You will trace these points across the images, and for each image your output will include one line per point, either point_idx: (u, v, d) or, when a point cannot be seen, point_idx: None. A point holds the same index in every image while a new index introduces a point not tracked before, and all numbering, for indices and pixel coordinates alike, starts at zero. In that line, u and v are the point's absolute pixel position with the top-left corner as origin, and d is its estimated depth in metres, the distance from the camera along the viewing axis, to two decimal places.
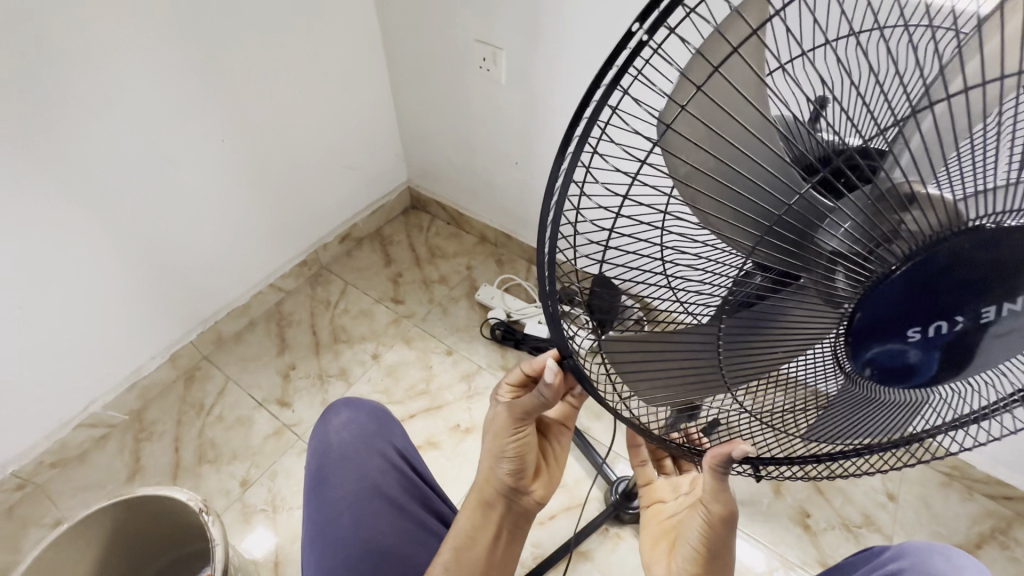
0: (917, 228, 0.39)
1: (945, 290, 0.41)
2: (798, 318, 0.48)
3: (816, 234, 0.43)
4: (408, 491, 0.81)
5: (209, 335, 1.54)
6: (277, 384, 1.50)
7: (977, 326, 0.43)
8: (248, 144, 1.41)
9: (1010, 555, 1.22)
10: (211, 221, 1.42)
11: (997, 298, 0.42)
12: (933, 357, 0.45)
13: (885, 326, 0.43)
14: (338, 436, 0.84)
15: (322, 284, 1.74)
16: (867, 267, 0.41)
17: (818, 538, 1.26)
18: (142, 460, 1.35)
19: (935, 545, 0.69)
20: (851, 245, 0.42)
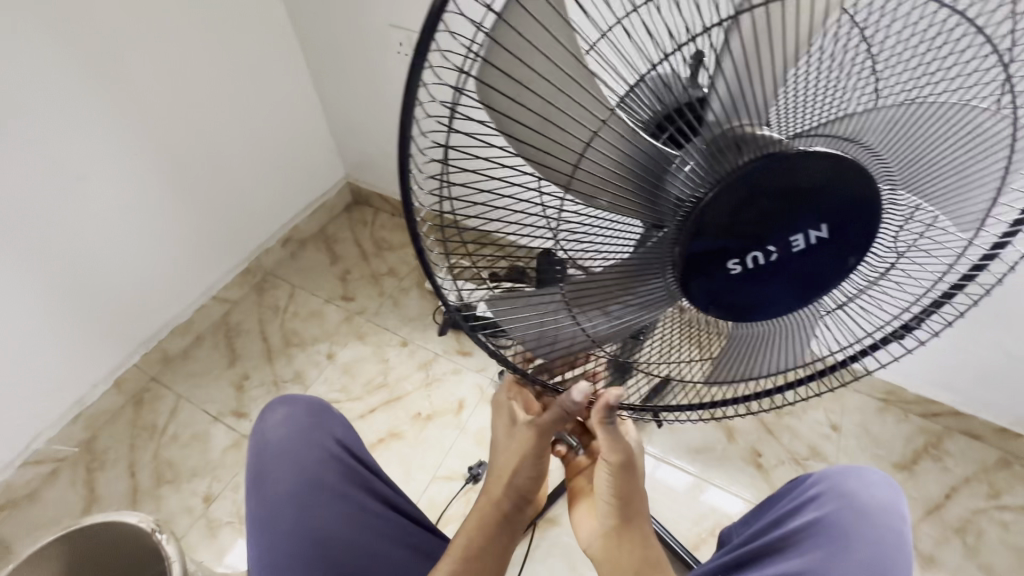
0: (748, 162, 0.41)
1: (754, 220, 0.43)
2: (650, 270, 0.49)
3: (665, 182, 0.43)
4: (347, 478, 0.82)
5: (154, 355, 1.50)
6: (231, 396, 1.47)
7: (790, 254, 0.46)
8: (166, 155, 1.35)
9: (941, 466, 1.32)
10: (137, 239, 1.37)
11: (801, 226, 0.45)
12: (758, 287, 0.48)
13: (707, 262, 0.46)
14: (275, 432, 0.83)
15: (268, 290, 1.71)
16: (697, 203, 0.43)
17: (770, 474, 1.33)
18: (97, 490, 1.32)
19: (851, 466, 0.75)
20: (694, 188, 0.42)
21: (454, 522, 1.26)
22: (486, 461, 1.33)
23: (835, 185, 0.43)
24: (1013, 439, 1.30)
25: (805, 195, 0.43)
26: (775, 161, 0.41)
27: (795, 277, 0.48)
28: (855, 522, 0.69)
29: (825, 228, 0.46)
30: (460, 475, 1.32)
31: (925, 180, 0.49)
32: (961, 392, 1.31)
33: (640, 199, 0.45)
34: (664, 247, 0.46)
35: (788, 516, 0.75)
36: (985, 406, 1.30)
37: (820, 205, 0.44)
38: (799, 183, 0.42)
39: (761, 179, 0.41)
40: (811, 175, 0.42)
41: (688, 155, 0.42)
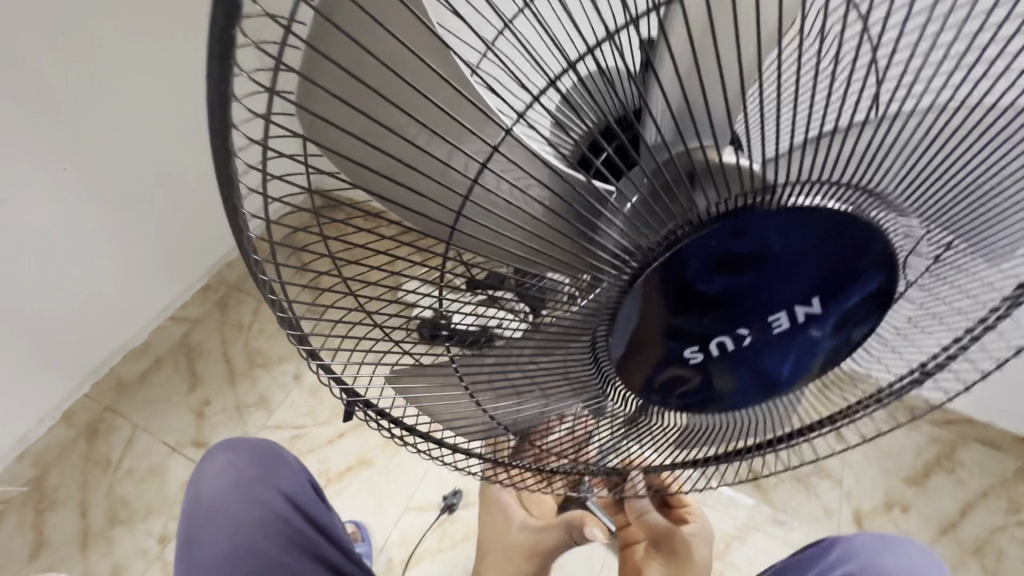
0: (710, 212, 0.32)
1: (719, 300, 0.37)
2: (584, 347, 0.40)
3: (596, 230, 0.34)
4: (301, 551, 0.60)
5: (107, 382, 1.40)
6: (191, 424, 1.38)
7: (770, 335, 0.40)
8: (104, 173, 1.22)
9: (955, 479, 1.22)
10: (78, 265, 1.26)
11: (781, 305, 0.38)
12: (732, 373, 0.41)
13: (660, 341, 0.38)
14: (210, 488, 0.60)
15: (231, 307, 1.59)
16: (645, 261, 0.34)
17: (770, 493, 1.22)
18: (46, 532, 1.23)
19: (886, 537, 0.65)
20: (631, 237, 0.33)
21: (429, 557, 1.18)
22: (461, 489, 1.23)
23: (822, 249, 0.36)
24: None
25: (780, 273, 0.36)
26: (750, 221, 0.33)
27: (777, 360, 0.41)
28: None
29: (815, 303, 0.38)
30: (435, 505, 1.23)
31: (947, 212, 0.38)
32: (978, 399, 1.20)
33: (566, 255, 0.35)
34: (606, 310, 0.36)
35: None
36: (1001, 413, 1.20)
37: (800, 279, 0.37)
38: (774, 247, 0.34)
39: (737, 246, 0.34)
40: (796, 241, 0.35)
41: (626, 190, 0.33)
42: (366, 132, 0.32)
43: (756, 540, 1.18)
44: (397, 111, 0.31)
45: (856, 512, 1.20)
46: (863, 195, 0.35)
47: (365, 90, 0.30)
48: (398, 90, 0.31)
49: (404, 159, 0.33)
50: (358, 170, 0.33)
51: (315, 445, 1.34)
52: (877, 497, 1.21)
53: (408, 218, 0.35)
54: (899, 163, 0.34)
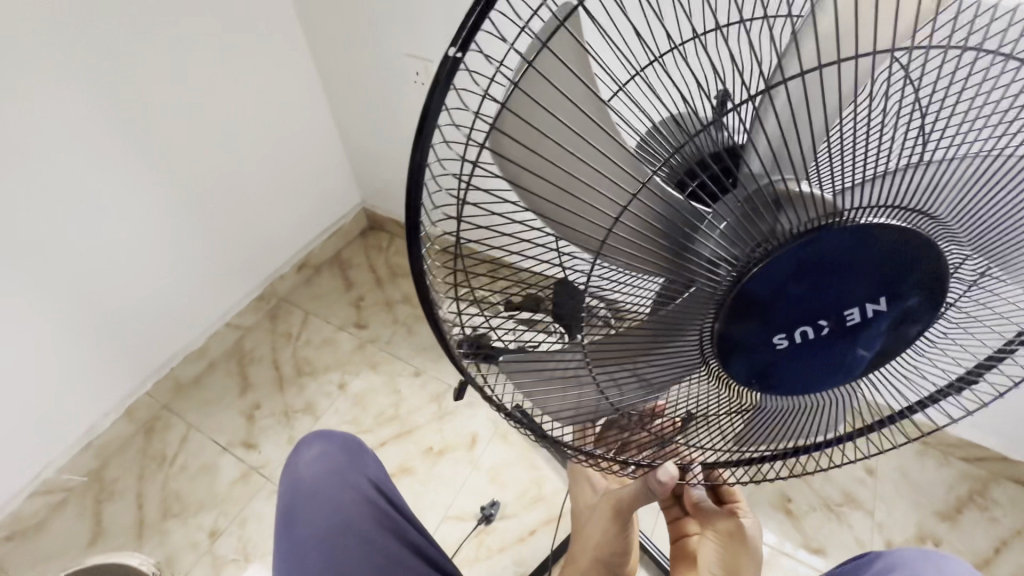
0: (794, 230, 0.39)
1: (808, 295, 0.42)
2: (682, 332, 0.46)
3: (694, 242, 0.42)
4: (383, 527, 0.65)
5: (166, 383, 1.49)
6: (241, 425, 1.45)
7: (844, 328, 0.44)
8: (183, 186, 1.36)
9: (988, 516, 1.23)
10: (152, 268, 1.37)
11: (857, 301, 0.43)
12: (810, 362, 0.46)
13: (752, 332, 0.43)
14: (309, 473, 0.66)
15: (282, 317, 1.69)
16: (740, 270, 0.40)
17: (801, 521, 1.25)
18: (104, 521, 1.30)
19: (941, 563, 0.67)
20: (726, 249, 0.40)
21: (466, 566, 1.21)
22: (499, 500, 1.28)
23: (885, 259, 0.41)
24: None
25: (858, 272, 0.41)
26: (823, 235, 0.39)
27: (849, 353, 0.46)
28: None
29: (882, 300, 0.43)
30: (473, 515, 1.27)
31: (987, 242, 0.45)
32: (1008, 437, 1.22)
33: (668, 261, 0.43)
34: (697, 309, 0.44)
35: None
36: None
37: (869, 280, 0.42)
38: (846, 254, 0.40)
39: (812, 256, 0.40)
40: (863, 252, 0.40)
41: (719, 215, 0.40)
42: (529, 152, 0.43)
43: (788, 567, 1.20)
44: (545, 141, 0.42)
45: (889, 544, 1.21)
46: (923, 218, 0.41)
47: (533, 124, 0.41)
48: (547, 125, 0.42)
49: (553, 177, 0.43)
50: (519, 183, 0.44)
51: None
52: (909, 530, 1.22)
53: (551, 222, 0.46)
54: (951, 193, 0.41)
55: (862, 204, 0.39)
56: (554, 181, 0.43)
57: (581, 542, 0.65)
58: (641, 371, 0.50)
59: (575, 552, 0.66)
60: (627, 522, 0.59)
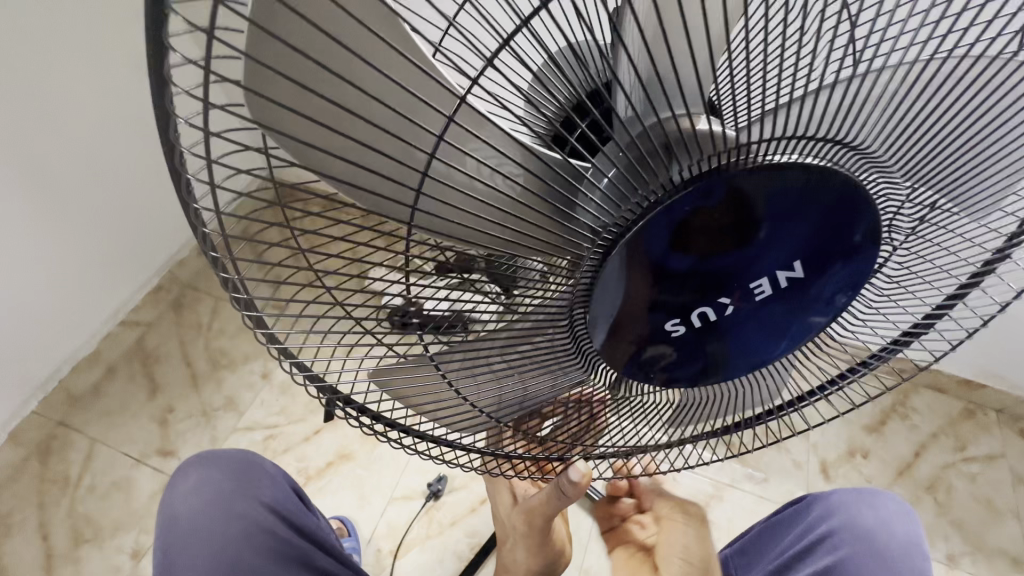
0: (685, 180, 0.33)
1: (696, 277, 0.38)
2: (565, 332, 0.40)
3: (575, 209, 0.35)
4: (278, 559, 0.59)
5: (57, 396, 1.31)
6: (154, 433, 1.31)
7: (753, 302, 0.40)
8: (29, 175, 1.11)
9: (909, 424, 1.30)
10: (7, 276, 1.14)
11: (764, 271, 0.39)
12: (711, 345, 0.42)
13: (643, 318, 0.39)
14: (186, 503, 0.60)
15: (188, 307, 1.50)
16: (621, 233, 0.35)
17: (744, 453, 1.27)
18: (2, 559, 1.16)
19: (862, 490, 0.66)
20: (609, 211, 0.34)
21: (417, 546, 1.16)
22: (446, 475, 1.23)
23: (789, 210, 0.36)
24: (977, 390, 1.30)
25: (755, 237, 0.37)
26: (704, 196, 0.34)
27: (764, 323, 0.42)
28: (877, 565, 0.60)
29: (796, 267, 0.40)
30: (421, 493, 1.22)
31: (923, 174, 0.40)
32: None
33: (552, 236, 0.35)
34: (585, 284, 0.37)
35: (798, 560, 0.64)
36: (950, 361, 1.29)
37: (768, 240, 0.37)
38: (750, 202, 0.35)
39: (707, 208, 0.34)
40: (772, 202, 0.35)
41: (602, 166, 0.35)
42: (350, 149, 0.33)
43: (734, 497, 1.23)
44: (379, 98, 0.31)
45: (823, 463, 1.26)
46: (850, 149, 0.36)
47: (332, 107, 0.31)
48: (363, 74, 0.31)
49: (380, 165, 0.33)
50: (356, 188, 0.33)
51: (290, 443, 1.29)
52: (841, 447, 1.28)
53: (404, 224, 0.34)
54: (876, 114, 0.36)
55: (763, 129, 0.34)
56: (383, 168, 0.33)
57: (509, 550, 0.67)
58: (540, 371, 0.44)
59: (506, 559, 0.67)
60: (542, 535, 0.61)
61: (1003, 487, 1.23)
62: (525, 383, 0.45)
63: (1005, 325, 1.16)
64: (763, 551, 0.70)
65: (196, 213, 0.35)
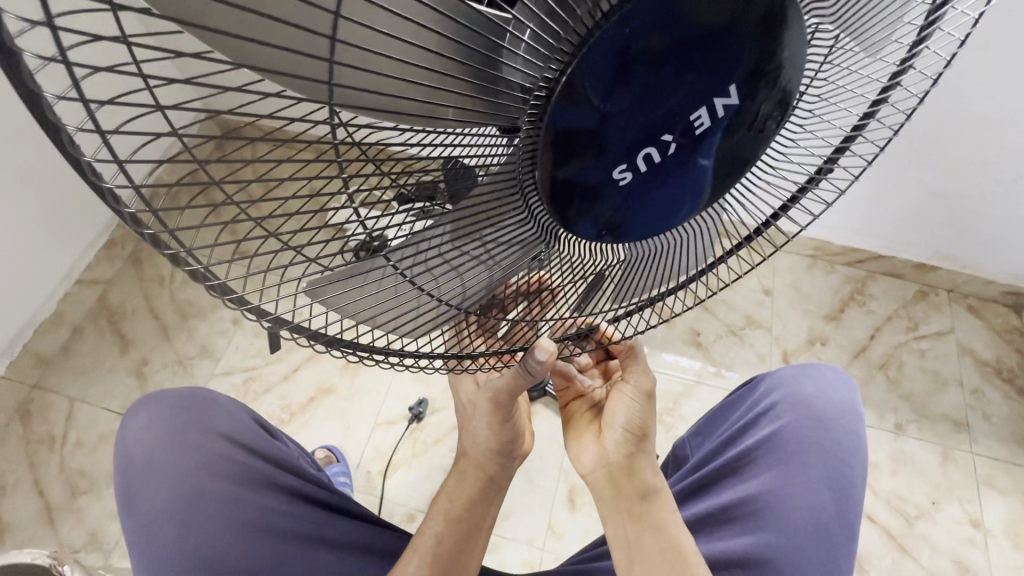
0: (611, 12, 0.32)
1: (637, 112, 0.36)
2: (516, 198, 0.39)
3: (500, 66, 0.33)
4: (244, 481, 0.63)
5: (26, 360, 1.30)
6: (133, 387, 1.32)
7: (694, 139, 0.39)
8: None
9: (866, 310, 1.36)
10: None
11: (703, 99, 0.37)
12: (663, 190, 0.40)
13: (589, 172, 0.37)
14: (141, 442, 0.62)
15: (145, 261, 1.46)
16: (553, 84, 0.33)
17: (710, 350, 1.33)
18: (4, 516, 1.19)
19: (805, 367, 0.72)
20: (537, 61, 0.33)
21: (404, 464, 1.22)
22: (426, 398, 1.27)
23: (717, 40, 0.35)
24: (930, 272, 1.35)
25: (689, 70, 0.35)
26: (634, 27, 0.32)
27: (706, 169, 0.41)
28: (815, 430, 0.67)
29: (733, 92, 0.38)
30: (403, 417, 1.26)
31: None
32: (885, 237, 1.32)
33: (478, 102, 0.34)
34: (524, 153, 0.36)
35: (743, 432, 0.70)
36: (904, 246, 1.33)
37: (696, 71, 0.36)
38: (677, 35, 0.33)
39: (635, 42, 0.33)
40: (700, 29, 0.34)
41: (523, 17, 0.32)
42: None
43: (702, 392, 1.29)
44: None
45: (785, 354, 1.32)
46: None
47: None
48: None
49: (266, 11, 0.28)
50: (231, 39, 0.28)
51: (270, 384, 1.31)
52: (802, 336, 1.34)
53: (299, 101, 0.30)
54: None
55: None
56: (281, 16, 0.28)
57: (469, 435, 0.72)
58: (489, 248, 0.43)
59: (466, 444, 0.72)
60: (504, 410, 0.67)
61: (950, 360, 1.31)
62: (488, 271, 0.44)
63: (955, 205, 1.19)
64: (715, 429, 0.76)
65: (72, 142, 0.29)
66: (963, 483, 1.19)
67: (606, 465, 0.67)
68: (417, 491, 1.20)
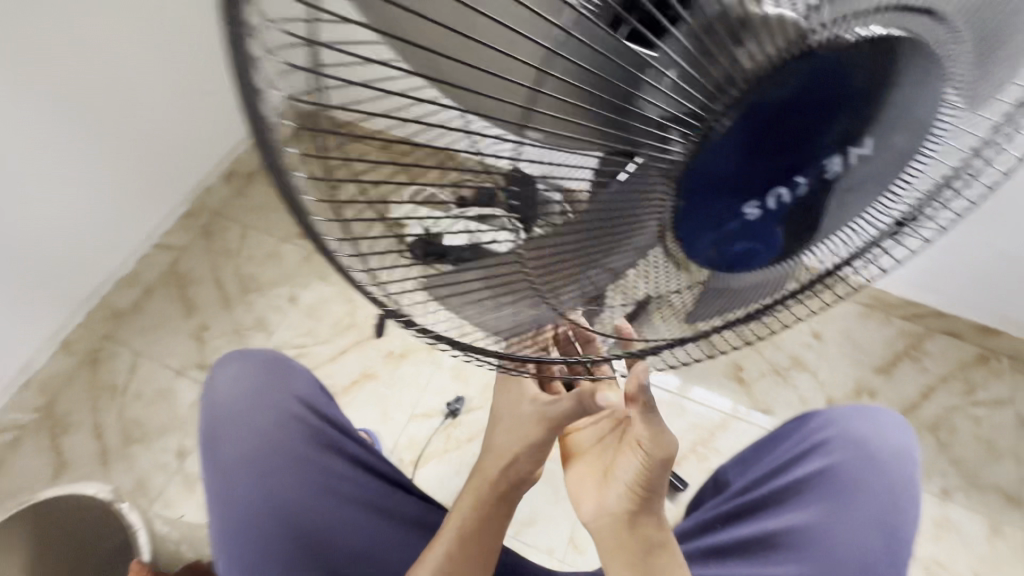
0: (754, 66, 0.32)
1: (781, 153, 0.36)
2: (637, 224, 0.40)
3: (637, 99, 0.35)
4: (312, 443, 0.70)
5: (101, 312, 1.39)
6: (193, 349, 1.40)
7: (825, 182, 0.38)
8: (78, 102, 1.16)
9: (919, 367, 1.32)
10: (60, 194, 1.21)
11: (840, 147, 0.36)
12: (782, 229, 0.41)
13: (723, 205, 0.38)
14: (223, 395, 0.69)
15: (216, 234, 1.55)
16: (706, 128, 0.34)
17: (751, 387, 1.31)
18: (65, 454, 1.28)
19: (862, 406, 0.71)
20: (678, 101, 0.34)
21: (435, 458, 1.25)
22: (463, 396, 1.30)
23: (868, 93, 0.34)
24: (992, 335, 1.30)
25: (837, 122, 0.35)
26: (790, 84, 0.32)
27: (838, 210, 0.42)
28: (866, 469, 0.66)
29: (868, 143, 0.37)
30: (439, 412, 1.29)
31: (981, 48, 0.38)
32: (950, 294, 1.28)
33: (607, 133, 0.36)
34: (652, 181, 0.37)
35: (792, 463, 0.70)
36: (968, 307, 1.28)
37: (844, 121, 0.35)
38: (824, 91, 0.33)
39: (793, 97, 0.33)
40: (848, 83, 0.33)
41: (663, 62, 0.34)
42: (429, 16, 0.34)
43: (739, 428, 1.27)
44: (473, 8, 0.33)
45: (829, 400, 1.29)
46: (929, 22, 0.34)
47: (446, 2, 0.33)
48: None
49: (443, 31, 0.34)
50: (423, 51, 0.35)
51: (319, 362, 1.37)
52: (848, 386, 1.31)
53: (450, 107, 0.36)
54: None
55: (830, 16, 0.32)
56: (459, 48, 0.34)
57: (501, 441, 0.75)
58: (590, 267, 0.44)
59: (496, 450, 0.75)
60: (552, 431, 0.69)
61: (1006, 430, 1.25)
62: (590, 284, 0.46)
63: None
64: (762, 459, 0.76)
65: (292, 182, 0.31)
66: (1010, 560, 1.13)
67: (607, 515, 0.68)
68: (445, 485, 1.22)
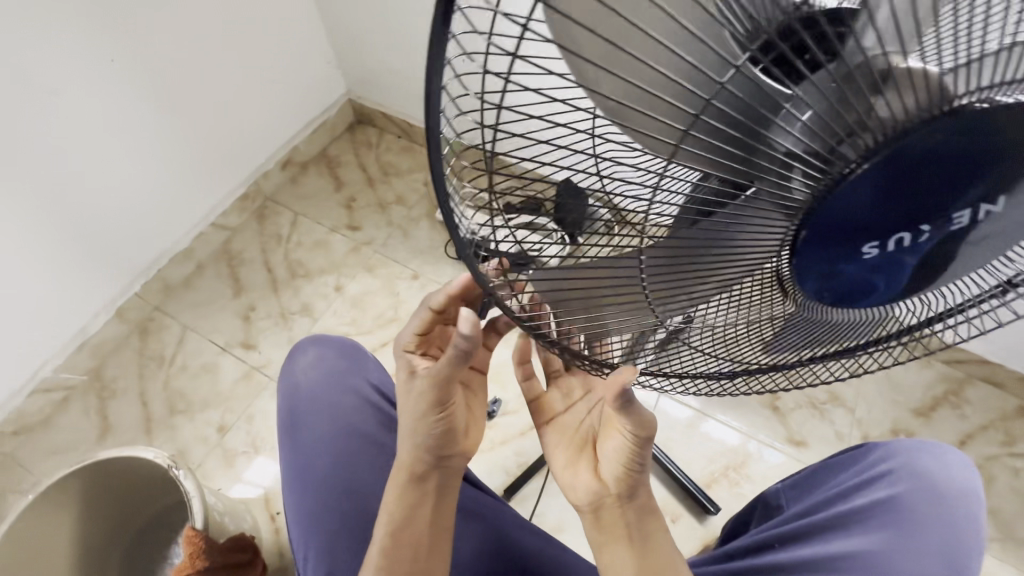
0: (891, 116, 0.33)
1: (911, 199, 0.36)
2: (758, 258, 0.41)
3: (769, 133, 0.36)
4: (384, 426, 0.80)
5: (155, 284, 1.43)
6: (239, 327, 1.43)
7: (947, 233, 0.39)
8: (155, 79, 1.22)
9: (959, 413, 1.31)
10: (131, 166, 1.26)
11: (969, 201, 0.37)
12: (896, 273, 0.41)
13: (846, 242, 0.38)
14: (307, 377, 0.81)
15: (268, 219, 1.60)
16: (843, 168, 0.34)
17: (787, 417, 1.31)
18: (110, 417, 1.32)
19: (924, 441, 0.74)
20: (809, 140, 0.35)
21: None
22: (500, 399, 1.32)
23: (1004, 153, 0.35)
24: None
25: (967, 176, 0.36)
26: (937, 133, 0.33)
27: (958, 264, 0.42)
28: (930, 503, 0.70)
29: (999, 202, 0.38)
30: None
31: None
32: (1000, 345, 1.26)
33: (731, 163, 0.37)
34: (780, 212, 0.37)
35: (853, 492, 0.74)
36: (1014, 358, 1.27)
37: (978, 177, 0.36)
38: (961, 147, 0.34)
39: (938, 146, 0.34)
40: (984, 143, 0.34)
41: (802, 102, 0.35)
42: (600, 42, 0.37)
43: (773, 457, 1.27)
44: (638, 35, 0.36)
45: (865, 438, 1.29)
46: None
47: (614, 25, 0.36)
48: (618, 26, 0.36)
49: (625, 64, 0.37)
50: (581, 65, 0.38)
51: None
52: (885, 426, 1.30)
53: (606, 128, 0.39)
54: None
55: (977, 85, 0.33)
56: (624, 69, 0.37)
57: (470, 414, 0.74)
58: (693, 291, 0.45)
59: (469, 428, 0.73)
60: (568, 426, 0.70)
61: None
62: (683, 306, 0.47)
63: None
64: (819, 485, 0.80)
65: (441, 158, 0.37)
66: None
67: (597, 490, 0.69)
68: None
